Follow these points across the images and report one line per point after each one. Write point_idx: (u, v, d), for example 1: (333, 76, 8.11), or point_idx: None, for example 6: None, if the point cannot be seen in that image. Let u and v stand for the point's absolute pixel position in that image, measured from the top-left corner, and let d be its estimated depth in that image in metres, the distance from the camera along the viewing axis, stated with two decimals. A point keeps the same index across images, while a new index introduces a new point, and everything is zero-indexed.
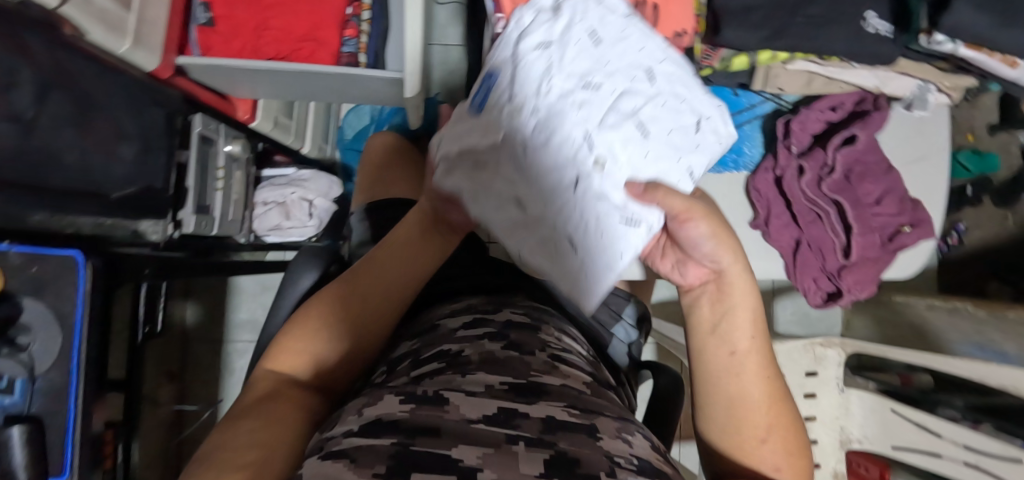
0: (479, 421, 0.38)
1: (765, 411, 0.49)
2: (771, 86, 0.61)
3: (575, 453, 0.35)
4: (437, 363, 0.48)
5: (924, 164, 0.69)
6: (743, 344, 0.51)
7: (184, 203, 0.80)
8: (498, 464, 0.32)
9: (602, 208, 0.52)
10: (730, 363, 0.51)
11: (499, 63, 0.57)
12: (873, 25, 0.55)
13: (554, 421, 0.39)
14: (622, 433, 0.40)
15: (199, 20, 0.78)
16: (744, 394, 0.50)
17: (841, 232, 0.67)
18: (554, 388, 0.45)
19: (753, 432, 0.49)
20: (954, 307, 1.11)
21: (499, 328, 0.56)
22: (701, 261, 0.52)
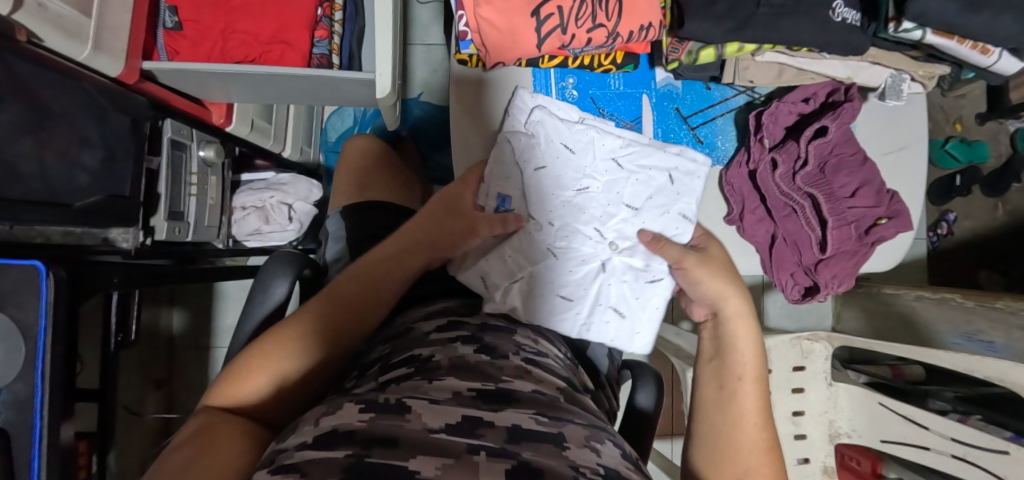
0: (441, 431, 0.36)
1: (757, 452, 0.48)
2: (741, 78, 0.61)
3: (540, 463, 0.33)
4: (406, 368, 0.46)
5: (901, 154, 0.68)
6: (748, 376, 0.52)
7: (156, 209, 0.80)
8: (457, 477, 0.30)
9: (622, 278, 0.66)
10: (732, 394, 0.51)
11: (508, 189, 0.65)
12: (841, 15, 0.54)
13: (520, 430, 0.37)
14: (591, 441, 0.39)
15: (165, 24, 0.77)
16: (741, 426, 0.49)
17: (817, 226, 0.65)
18: (523, 395, 0.43)
19: (743, 464, 0.47)
20: (943, 297, 1.08)
21: (474, 331, 0.53)
22: (700, 303, 0.59)
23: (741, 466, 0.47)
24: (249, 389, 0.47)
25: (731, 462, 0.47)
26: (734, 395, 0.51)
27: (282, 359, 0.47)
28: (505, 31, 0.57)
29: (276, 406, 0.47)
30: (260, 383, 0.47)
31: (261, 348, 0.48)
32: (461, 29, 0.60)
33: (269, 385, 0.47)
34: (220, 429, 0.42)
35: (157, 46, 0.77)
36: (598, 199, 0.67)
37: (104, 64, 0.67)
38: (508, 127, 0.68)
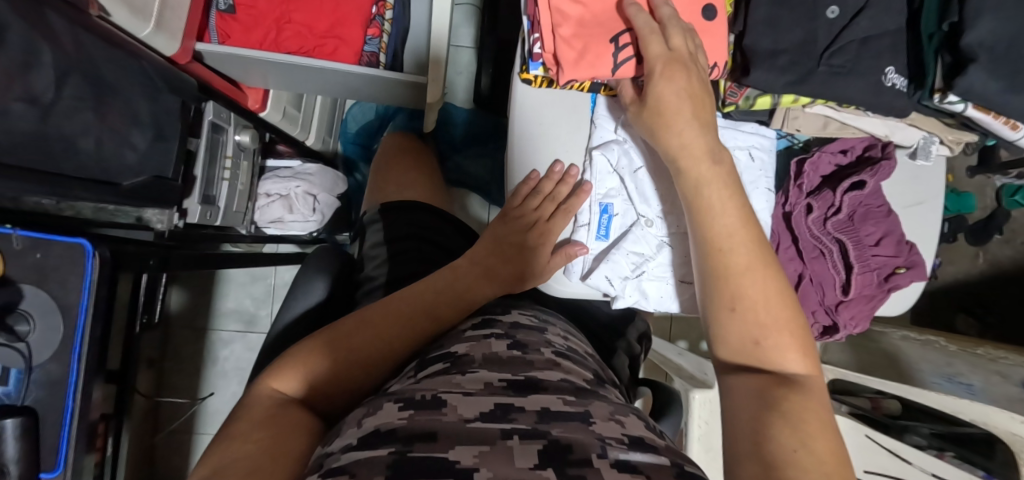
0: (476, 420, 0.36)
1: (756, 284, 0.47)
2: (788, 126, 0.65)
3: (567, 440, 0.35)
4: (442, 363, 0.48)
5: (921, 208, 0.73)
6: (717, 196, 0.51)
7: (190, 192, 0.78)
8: (495, 462, 0.31)
9: None
10: (722, 231, 0.50)
11: (610, 194, 0.68)
12: (892, 80, 0.58)
13: (550, 412, 0.39)
14: (615, 415, 0.41)
15: (218, 5, 0.77)
16: (740, 273, 0.47)
17: (842, 270, 0.69)
18: (551, 384, 0.44)
19: (746, 314, 0.46)
20: (928, 341, 1.23)
21: (506, 328, 0.56)
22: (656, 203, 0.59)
23: (754, 311, 0.46)
24: (297, 381, 0.47)
25: (740, 316, 0.46)
26: (727, 238, 0.49)
27: (327, 363, 0.49)
28: (583, 51, 0.57)
29: (325, 401, 0.47)
30: (311, 379, 0.48)
31: (314, 351, 0.50)
32: (534, 52, 0.61)
33: (319, 382, 0.48)
34: (284, 421, 0.42)
35: (208, 27, 0.76)
36: None
37: (162, 42, 0.66)
38: (597, 137, 0.68)
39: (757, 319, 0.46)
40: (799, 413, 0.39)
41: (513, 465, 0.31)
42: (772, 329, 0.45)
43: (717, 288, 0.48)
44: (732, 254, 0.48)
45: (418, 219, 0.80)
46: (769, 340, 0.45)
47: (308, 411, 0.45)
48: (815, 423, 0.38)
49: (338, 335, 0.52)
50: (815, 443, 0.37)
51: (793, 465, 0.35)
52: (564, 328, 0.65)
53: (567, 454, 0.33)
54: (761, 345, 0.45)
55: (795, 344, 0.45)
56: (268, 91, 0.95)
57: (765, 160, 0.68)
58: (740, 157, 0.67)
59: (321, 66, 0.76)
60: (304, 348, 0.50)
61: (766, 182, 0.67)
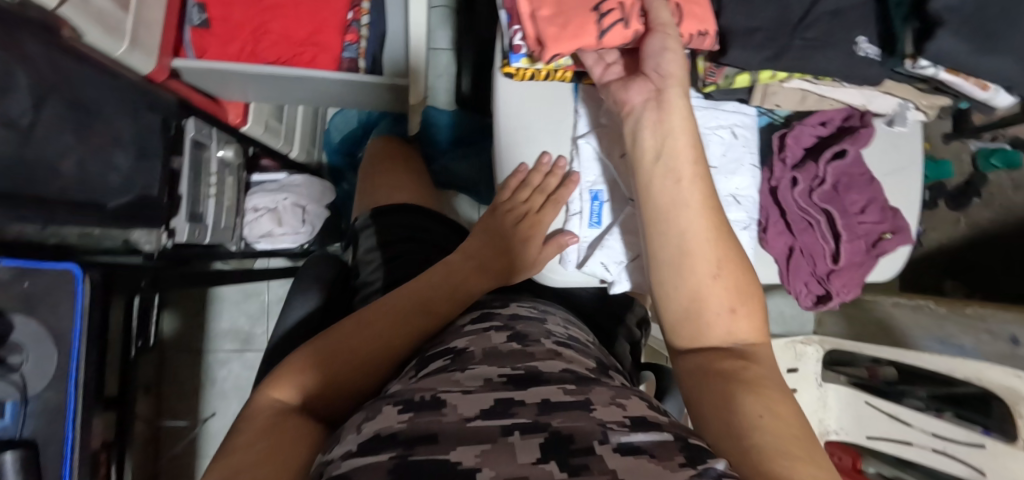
0: (475, 418, 0.36)
1: (703, 226, 0.47)
2: (768, 102, 0.66)
3: (569, 430, 0.34)
4: (442, 361, 0.48)
5: (902, 174, 0.74)
6: (680, 131, 0.50)
7: (178, 210, 0.77)
8: (498, 461, 0.31)
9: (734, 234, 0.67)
10: (672, 177, 0.49)
11: (599, 180, 0.68)
12: (864, 50, 0.59)
13: (550, 403, 0.38)
14: (617, 399, 0.41)
15: (192, 20, 0.75)
16: (695, 234, 0.47)
17: (830, 240, 0.70)
18: (552, 375, 0.44)
19: (696, 258, 0.46)
20: (918, 305, 1.20)
21: (505, 321, 0.56)
22: (650, 75, 0.54)
23: (715, 277, 0.46)
24: (298, 389, 0.46)
25: (702, 283, 0.46)
26: (682, 200, 0.48)
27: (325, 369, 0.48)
28: (565, 24, 0.56)
29: (327, 407, 0.46)
30: (311, 387, 0.47)
31: (313, 360, 0.49)
32: (514, 44, 0.62)
33: (319, 388, 0.47)
34: (286, 430, 0.41)
35: (184, 43, 0.75)
36: None
37: (139, 60, 0.65)
38: (582, 126, 0.68)
39: (715, 283, 0.46)
40: (756, 379, 0.41)
41: (517, 462, 0.31)
42: (720, 275, 0.46)
43: (674, 260, 0.47)
44: (692, 221, 0.47)
45: (410, 222, 0.80)
46: (725, 312, 0.46)
47: (311, 417, 0.44)
48: (773, 387, 0.41)
49: (335, 341, 0.51)
50: (779, 409, 0.38)
51: (761, 429, 0.36)
52: (564, 315, 0.65)
53: (569, 444, 0.33)
54: (720, 323, 0.46)
55: (732, 301, 0.46)
56: (248, 104, 0.94)
57: (749, 136, 0.69)
58: (723, 135, 0.68)
59: (302, 74, 0.76)
60: (301, 358, 0.49)
61: (750, 159, 0.68)
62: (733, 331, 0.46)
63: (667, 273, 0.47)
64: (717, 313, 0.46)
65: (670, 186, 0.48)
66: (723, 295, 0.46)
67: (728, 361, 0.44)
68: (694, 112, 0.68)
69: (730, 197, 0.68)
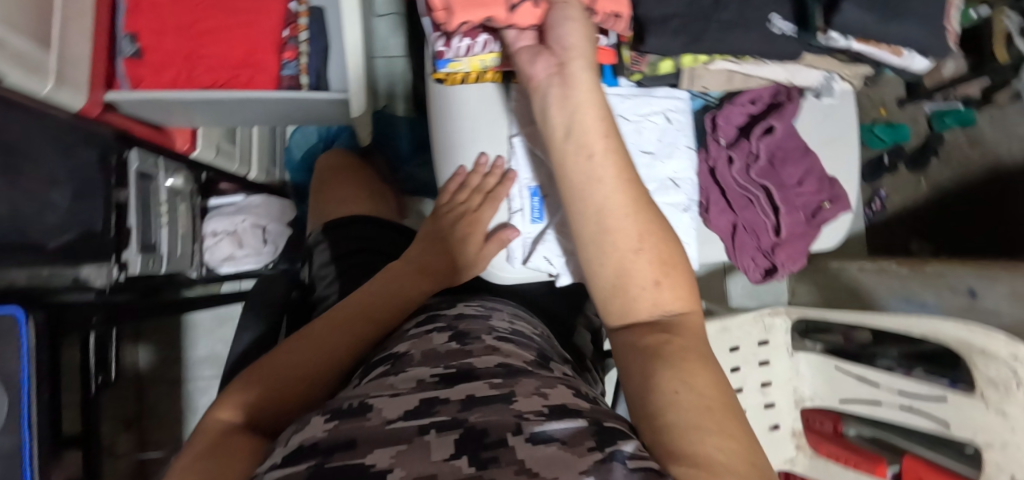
0: (398, 420, 0.37)
1: (619, 199, 0.47)
2: (695, 85, 0.67)
3: (484, 424, 0.35)
4: (383, 366, 0.49)
5: (839, 143, 0.76)
6: (586, 103, 0.50)
7: (127, 243, 0.77)
8: (411, 459, 0.32)
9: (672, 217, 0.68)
10: (584, 154, 0.48)
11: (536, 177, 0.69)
12: (778, 26, 0.60)
13: (474, 399, 0.40)
14: (541, 389, 0.42)
15: (125, 51, 0.76)
16: (612, 211, 0.47)
17: (771, 214, 0.72)
18: (484, 370, 0.46)
19: (614, 231, 0.46)
20: (882, 267, 1.21)
21: (448, 321, 0.58)
22: (555, 51, 0.54)
23: (638, 248, 0.46)
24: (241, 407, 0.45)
25: (624, 255, 0.46)
26: (595, 173, 0.48)
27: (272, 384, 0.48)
28: None
29: (272, 420, 0.45)
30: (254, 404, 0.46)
31: (257, 380, 0.49)
32: (438, 49, 0.62)
33: (265, 403, 0.46)
34: (230, 446, 0.40)
35: (118, 75, 0.75)
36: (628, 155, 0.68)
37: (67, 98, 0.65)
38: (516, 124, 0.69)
39: (638, 255, 0.46)
40: (678, 353, 0.41)
41: (427, 459, 0.32)
42: (641, 247, 0.46)
43: (596, 237, 0.47)
44: (610, 193, 0.47)
45: (364, 233, 0.81)
46: (650, 282, 0.45)
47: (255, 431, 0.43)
48: (695, 359, 0.41)
49: (282, 359, 0.51)
50: (695, 380, 0.38)
51: (674, 406, 0.37)
52: (512, 311, 0.67)
53: (482, 439, 0.34)
54: (647, 295, 0.45)
55: (657, 273, 0.46)
56: (195, 130, 0.94)
57: (682, 120, 0.70)
58: (656, 120, 0.69)
59: (239, 96, 0.76)
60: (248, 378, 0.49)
61: (684, 142, 0.70)
62: (659, 300, 0.45)
63: (590, 249, 0.47)
64: (640, 287, 0.46)
65: (584, 160, 0.48)
66: (644, 265, 0.46)
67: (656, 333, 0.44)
68: (625, 101, 0.69)
69: (668, 181, 0.69)
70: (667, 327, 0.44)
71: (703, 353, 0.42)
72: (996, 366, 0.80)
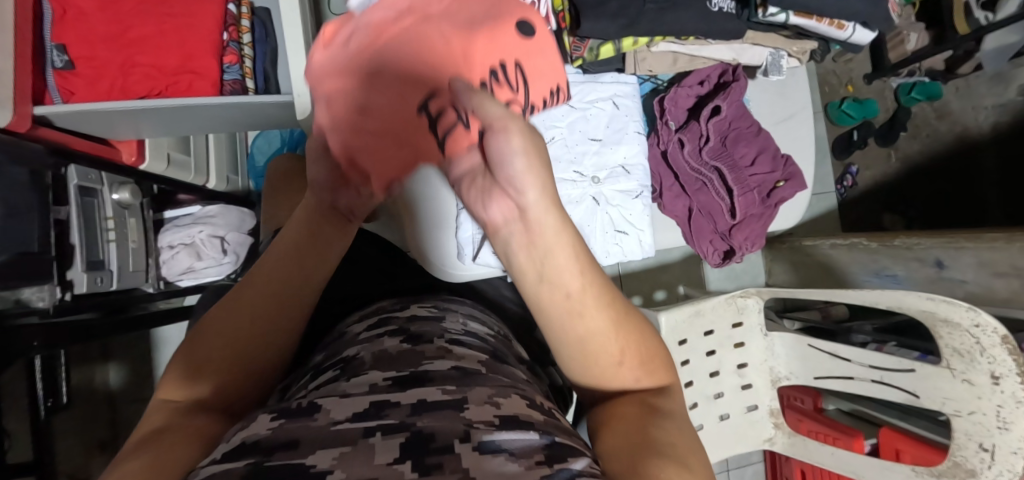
0: (344, 421, 0.35)
1: (600, 324, 0.38)
2: (641, 69, 0.66)
3: (432, 429, 0.33)
4: (332, 372, 0.47)
5: (792, 121, 0.76)
6: (555, 233, 0.35)
7: (72, 261, 0.75)
8: (354, 460, 0.29)
9: (623, 204, 0.67)
10: (557, 293, 0.36)
11: None
12: (717, 4, 0.60)
13: (425, 403, 0.37)
14: (494, 397, 0.40)
15: (54, 63, 0.73)
16: (594, 334, 0.38)
17: (726, 196, 0.71)
18: (438, 373, 0.44)
19: (594, 354, 0.39)
20: (853, 243, 1.22)
21: (401, 324, 0.56)
22: (503, 187, 0.34)
23: (621, 345, 0.39)
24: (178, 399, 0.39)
25: (611, 362, 0.40)
26: (572, 317, 0.37)
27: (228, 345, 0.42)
28: None
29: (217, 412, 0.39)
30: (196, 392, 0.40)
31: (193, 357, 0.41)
32: None
33: (207, 393, 0.40)
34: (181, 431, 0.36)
35: (49, 88, 0.72)
36: (575, 143, 0.67)
37: None
38: None
39: (622, 355, 0.40)
40: (658, 403, 0.40)
41: (371, 462, 0.29)
42: (620, 354, 0.40)
43: (578, 357, 0.39)
44: (589, 323, 0.37)
45: None
46: (631, 362, 0.40)
47: (199, 427, 0.37)
48: (673, 418, 0.39)
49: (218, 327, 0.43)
50: (665, 424, 0.38)
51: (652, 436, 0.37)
52: (467, 312, 0.65)
53: (428, 443, 0.31)
54: (627, 374, 0.41)
55: (638, 369, 0.41)
56: (142, 141, 0.91)
57: (631, 106, 0.69)
58: (605, 106, 0.68)
59: (178, 103, 0.73)
60: (181, 358, 0.41)
61: (634, 128, 0.69)
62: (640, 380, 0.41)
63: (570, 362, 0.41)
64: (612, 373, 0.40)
65: (557, 302, 0.37)
66: (629, 360, 0.40)
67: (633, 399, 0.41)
68: (571, 89, 0.68)
69: (619, 168, 0.68)
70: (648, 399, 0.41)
71: (681, 414, 0.40)
72: (961, 335, 0.82)
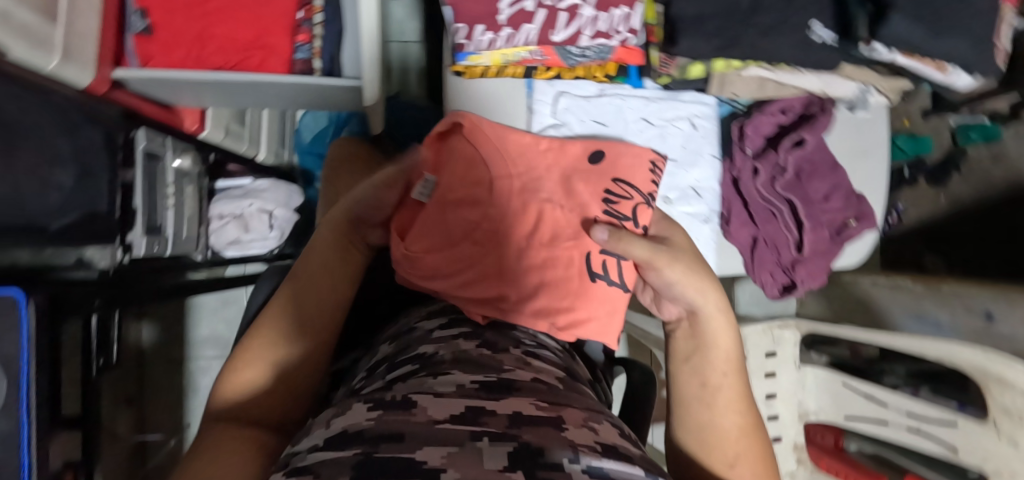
0: (444, 422, 0.33)
1: (729, 412, 0.47)
2: (726, 90, 0.64)
3: (540, 444, 0.31)
4: (411, 365, 0.43)
5: (868, 157, 0.73)
6: (718, 333, 0.50)
7: (133, 225, 0.76)
8: (464, 463, 0.28)
9: (692, 229, 0.66)
10: (694, 380, 0.49)
11: None
12: (818, 36, 0.58)
13: (521, 416, 0.35)
14: (588, 422, 0.38)
15: (134, 26, 0.73)
16: (719, 423, 0.47)
17: (794, 229, 0.69)
18: (523, 384, 0.41)
19: (717, 443, 0.46)
20: (895, 284, 1.20)
21: (477, 326, 0.50)
22: (671, 299, 0.53)
23: (745, 442, 0.47)
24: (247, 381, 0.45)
25: (729, 462, 0.46)
26: (708, 407, 0.47)
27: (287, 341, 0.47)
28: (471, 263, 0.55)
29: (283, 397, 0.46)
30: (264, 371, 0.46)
31: (261, 338, 0.47)
32: (459, 43, 0.59)
33: (272, 379, 0.46)
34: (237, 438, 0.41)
35: (127, 52, 0.73)
36: None
37: (72, 74, 0.63)
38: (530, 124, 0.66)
39: (745, 455, 0.46)
40: None
41: (484, 467, 0.27)
42: (733, 450, 0.46)
43: (702, 446, 0.47)
44: (723, 416, 0.47)
45: None
46: (746, 460, 0.46)
47: (270, 416, 0.45)
48: None
49: (280, 313, 0.48)
50: None
51: None
52: None
53: (538, 458, 0.29)
54: (745, 472, 0.46)
55: (750, 463, 0.46)
56: (204, 111, 0.93)
57: (708, 128, 0.68)
58: (682, 126, 0.67)
59: (252, 79, 0.74)
60: (254, 335, 0.47)
61: (711, 150, 0.67)
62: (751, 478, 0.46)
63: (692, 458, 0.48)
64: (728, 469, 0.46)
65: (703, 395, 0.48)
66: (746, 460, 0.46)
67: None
68: (650, 104, 0.66)
69: (690, 191, 0.67)
70: None
71: None
72: (1014, 396, 0.79)
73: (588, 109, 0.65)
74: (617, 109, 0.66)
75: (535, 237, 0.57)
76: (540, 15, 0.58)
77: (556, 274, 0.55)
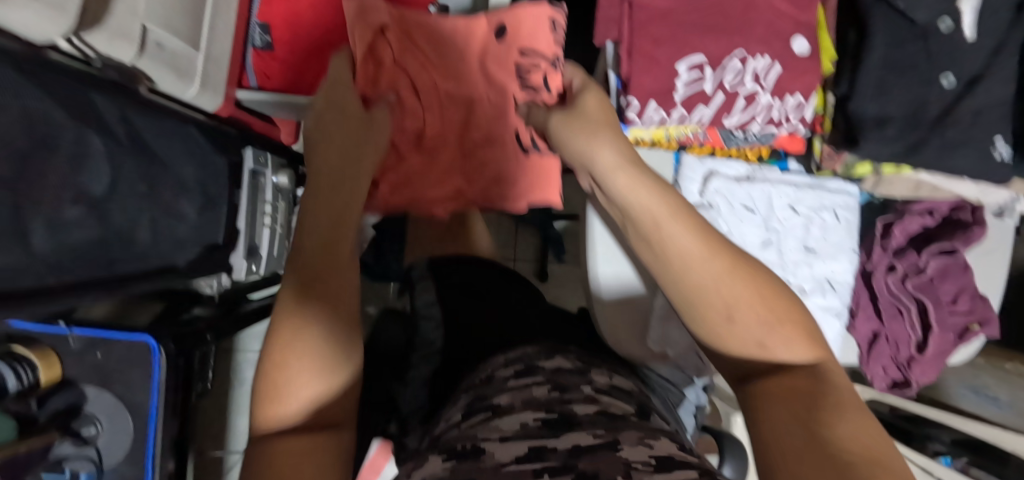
0: (512, 464, 0.33)
1: (744, 287, 0.34)
2: (880, 189, 0.63)
3: (593, 467, 0.31)
4: (484, 413, 0.43)
5: (990, 259, 0.72)
6: (687, 239, 0.36)
7: (235, 244, 0.70)
8: None
9: (822, 321, 0.65)
10: (698, 282, 0.35)
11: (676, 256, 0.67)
12: (998, 152, 0.55)
13: (581, 448, 0.34)
14: (646, 439, 0.36)
15: (255, 42, 0.68)
16: (752, 340, 0.33)
17: (919, 328, 0.69)
18: (587, 417, 0.39)
19: (740, 326, 0.34)
20: None
21: (549, 374, 0.50)
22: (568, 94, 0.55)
23: (836, 398, 0.30)
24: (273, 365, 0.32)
25: (767, 354, 0.34)
26: (665, 235, 0.37)
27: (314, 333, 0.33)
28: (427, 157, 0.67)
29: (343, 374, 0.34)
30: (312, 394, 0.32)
31: (286, 335, 0.33)
32: (627, 117, 0.57)
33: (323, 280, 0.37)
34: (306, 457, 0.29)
35: (247, 69, 0.68)
36: (787, 249, 0.64)
37: (205, 100, 0.59)
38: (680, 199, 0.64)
39: (829, 386, 0.32)
40: (835, 388, 0.31)
41: None
42: (771, 323, 0.34)
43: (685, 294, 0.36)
44: (713, 288, 0.34)
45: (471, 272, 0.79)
46: (815, 385, 0.32)
47: (338, 294, 0.36)
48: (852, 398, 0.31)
49: (315, 298, 0.35)
50: (840, 427, 0.28)
51: (847, 447, 0.27)
52: (611, 367, 0.59)
53: None
54: (841, 410, 0.30)
55: (794, 332, 0.34)
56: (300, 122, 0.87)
57: (851, 219, 0.66)
58: (825, 214, 0.65)
59: None
60: (284, 341, 0.33)
61: (849, 241, 0.65)
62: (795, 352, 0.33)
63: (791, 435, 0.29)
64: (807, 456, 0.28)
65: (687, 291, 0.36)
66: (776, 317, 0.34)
67: (798, 377, 0.32)
68: (797, 190, 0.64)
69: (825, 282, 0.65)
70: (815, 379, 0.32)
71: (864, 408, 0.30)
72: None
73: (738, 192, 0.63)
74: (764, 192, 0.63)
75: (472, 136, 0.67)
76: (718, 99, 0.55)
77: (496, 155, 0.67)
